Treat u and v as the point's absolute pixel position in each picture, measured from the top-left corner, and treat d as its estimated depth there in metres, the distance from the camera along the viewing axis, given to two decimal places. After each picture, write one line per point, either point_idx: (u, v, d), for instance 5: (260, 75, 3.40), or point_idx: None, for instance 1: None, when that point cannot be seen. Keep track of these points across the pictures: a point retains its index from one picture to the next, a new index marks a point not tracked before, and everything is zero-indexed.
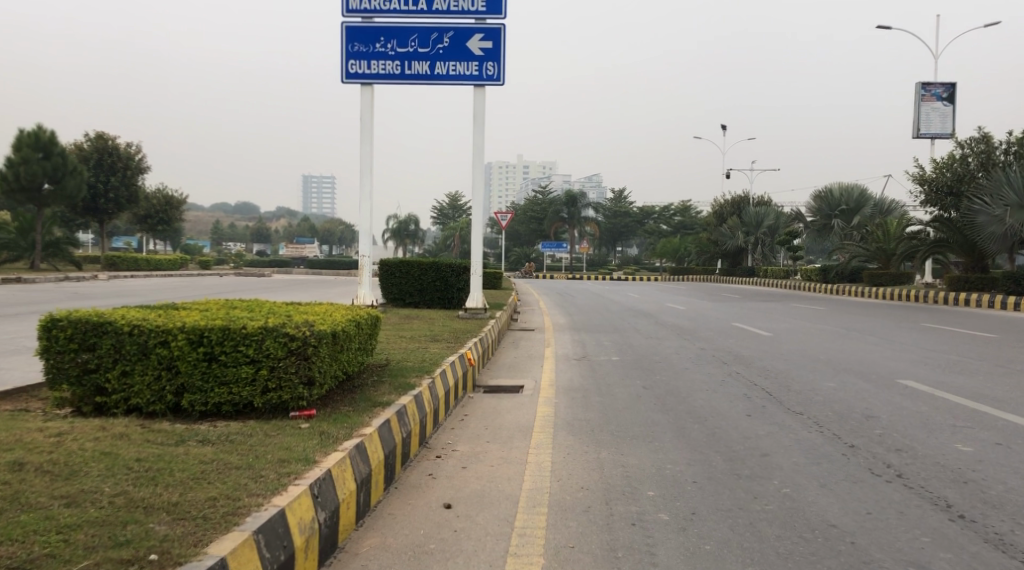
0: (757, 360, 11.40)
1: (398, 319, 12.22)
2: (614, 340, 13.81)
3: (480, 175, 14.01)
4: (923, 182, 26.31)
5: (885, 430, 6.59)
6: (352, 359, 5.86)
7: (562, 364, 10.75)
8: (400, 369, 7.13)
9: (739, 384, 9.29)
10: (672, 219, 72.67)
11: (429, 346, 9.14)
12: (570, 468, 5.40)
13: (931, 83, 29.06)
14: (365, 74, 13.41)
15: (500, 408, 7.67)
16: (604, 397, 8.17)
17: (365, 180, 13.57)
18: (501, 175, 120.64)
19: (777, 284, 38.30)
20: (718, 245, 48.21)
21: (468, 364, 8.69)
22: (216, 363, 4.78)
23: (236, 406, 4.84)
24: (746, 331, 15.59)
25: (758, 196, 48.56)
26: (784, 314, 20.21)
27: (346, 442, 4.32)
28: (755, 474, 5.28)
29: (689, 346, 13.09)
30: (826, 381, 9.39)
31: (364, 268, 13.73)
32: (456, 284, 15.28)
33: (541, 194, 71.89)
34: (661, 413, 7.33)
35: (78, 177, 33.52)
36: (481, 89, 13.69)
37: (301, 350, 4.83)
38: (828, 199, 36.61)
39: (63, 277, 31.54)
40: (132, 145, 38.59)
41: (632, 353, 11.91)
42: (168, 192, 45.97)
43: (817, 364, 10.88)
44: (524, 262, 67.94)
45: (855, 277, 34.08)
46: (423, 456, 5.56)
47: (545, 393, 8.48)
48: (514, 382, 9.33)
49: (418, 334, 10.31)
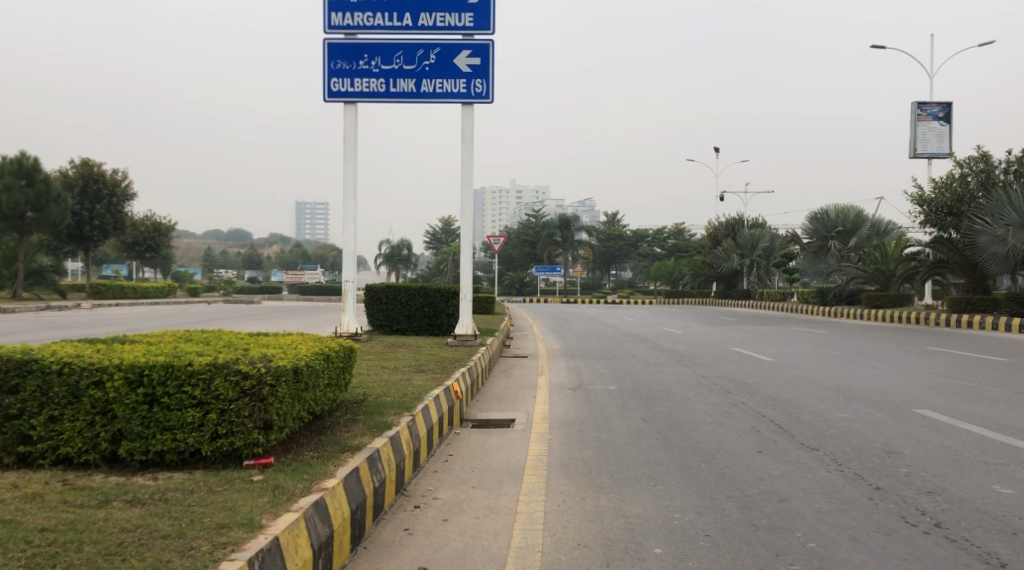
0: (762, 388, 10.79)
1: (383, 347, 11.59)
2: (610, 367, 13.18)
3: (469, 196, 13.47)
4: (922, 202, 25.92)
5: (911, 469, 5.99)
6: (320, 397, 5.25)
7: (556, 394, 10.13)
8: (377, 405, 6.50)
9: (746, 415, 8.68)
10: (666, 242, 72.41)
11: (412, 378, 8.51)
12: (565, 520, 4.77)
13: (927, 102, 28.79)
14: (348, 92, 12.90)
15: (488, 446, 7.03)
16: (602, 432, 7.57)
17: (348, 202, 13.03)
18: (495, 200, 120.55)
19: (773, 307, 37.73)
20: (713, 268, 47.77)
21: (455, 397, 8.08)
22: (158, 406, 4.18)
23: (181, 455, 4.22)
24: (748, 357, 14.97)
25: (753, 218, 48.25)
26: (784, 338, 19.61)
27: (302, 498, 3.69)
28: (775, 525, 4.66)
29: (689, 373, 12.48)
30: (839, 411, 8.77)
31: (348, 295, 13.12)
32: (446, 310, 14.70)
33: (535, 218, 71.45)
34: (665, 450, 6.72)
35: (63, 204, 32.91)
36: (470, 107, 13.19)
37: (256, 391, 4.24)
38: (824, 221, 36.26)
39: (45, 306, 30.76)
40: (119, 172, 38.07)
41: (630, 382, 11.31)
42: (156, 219, 45.34)
43: (826, 393, 10.29)
44: (517, 287, 67.20)
45: (853, 299, 33.60)
46: (399, 506, 4.93)
47: (537, 428, 7.86)
48: (504, 415, 8.69)
49: (402, 364, 9.67)
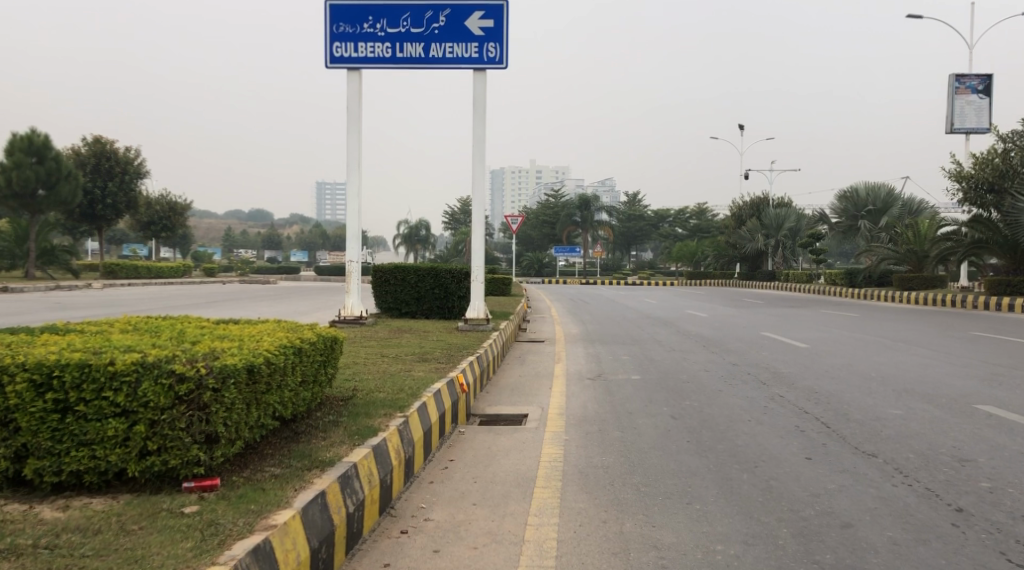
0: (799, 379, 9.84)
1: (387, 333, 10.73)
2: (633, 354, 12.26)
3: (481, 169, 12.53)
4: (961, 179, 24.62)
5: (995, 483, 5.05)
6: (290, 398, 4.42)
7: (574, 386, 9.21)
8: (366, 403, 5.64)
9: (787, 411, 7.78)
10: (688, 222, 71.15)
11: (413, 368, 7.63)
12: (584, 553, 3.91)
13: (965, 75, 27.45)
14: (352, 57, 12.02)
15: (496, 450, 6.15)
16: (625, 432, 6.69)
17: (352, 176, 12.17)
18: (514, 180, 119.44)
19: (800, 288, 36.47)
20: (737, 248, 46.61)
21: (460, 390, 7.20)
22: (72, 416, 3.34)
23: (102, 475, 3.39)
24: (779, 343, 13.98)
25: (778, 197, 46.95)
26: (813, 322, 18.55)
27: (237, 543, 2.82)
28: (843, 563, 3.77)
29: (718, 360, 11.56)
30: (891, 407, 7.82)
31: (352, 275, 12.28)
32: (457, 292, 13.81)
33: (554, 197, 70.29)
34: (700, 456, 5.82)
35: (74, 182, 32.37)
36: (482, 74, 12.24)
37: (194, 397, 3.39)
38: (853, 199, 35.01)
39: (55, 286, 30.22)
40: (132, 149, 37.42)
41: (655, 371, 10.44)
42: (172, 198, 44.79)
43: (871, 384, 9.36)
44: (536, 267, 66.13)
45: (884, 281, 32.39)
46: (381, 533, 4.07)
47: (552, 426, 6.99)
48: (516, 410, 7.83)
49: (404, 352, 8.80)
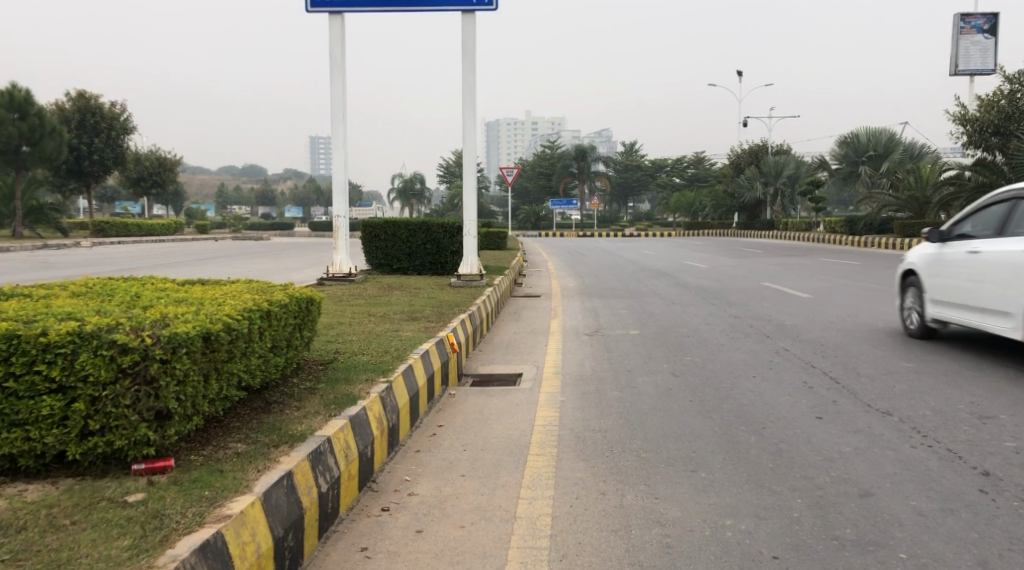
0: (805, 331, 9.48)
1: (376, 290, 10.34)
2: (631, 308, 11.90)
3: (472, 117, 12.00)
4: (966, 122, 24.00)
5: (1021, 444, 4.71)
6: (259, 366, 4.04)
7: (570, 343, 8.85)
8: (347, 367, 5.27)
9: (792, 366, 7.43)
10: (685, 172, 70.38)
11: (400, 328, 7.24)
12: (580, 531, 3.57)
13: (971, 14, 26.76)
14: (333, 1, 11.42)
15: (487, 414, 5.79)
16: (624, 392, 6.36)
17: (337, 127, 11.66)
18: (509, 131, 117.93)
19: (799, 237, 36.07)
20: (735, 197, 46.10)
21: (450, 350, 6.83)
22: (2, 394, 2.96)
23: (41, 459, 3.03)
24: (781, 293, 13.59)
25: (777, 145, 46.23)
26: (815, 271, 18.16)
27: (183, 540, 2.46)
28: (866, 538, 3.44)
29: (719, 313, 11.19)
30: (901, 360, 7.49)
31: (340, 230, 11.84)
32: (450, 247, 13.41)
33: (550, 148, 69.39)
34: (704, 418, 5.48)
35: (59, 138, 31.60)
36: (471, 16, 11.64)
37: (141, 370, 2.99)
38: (854, 145, 34.37)
39: (43, 245, 29.68)
40: (117, 104, 36.56)
41: (654, 325, 10.08)
42: (161, 153, 43.97)
43: (878, 335, 9.01)
44: (533, 220, 65.44)
45: (884, 229, 31.96)
46: (359, 511, 3.73)
47: (548, 387, 6.63)
48: (509, 369, 7.47)
49: (392, 311, 8.42)
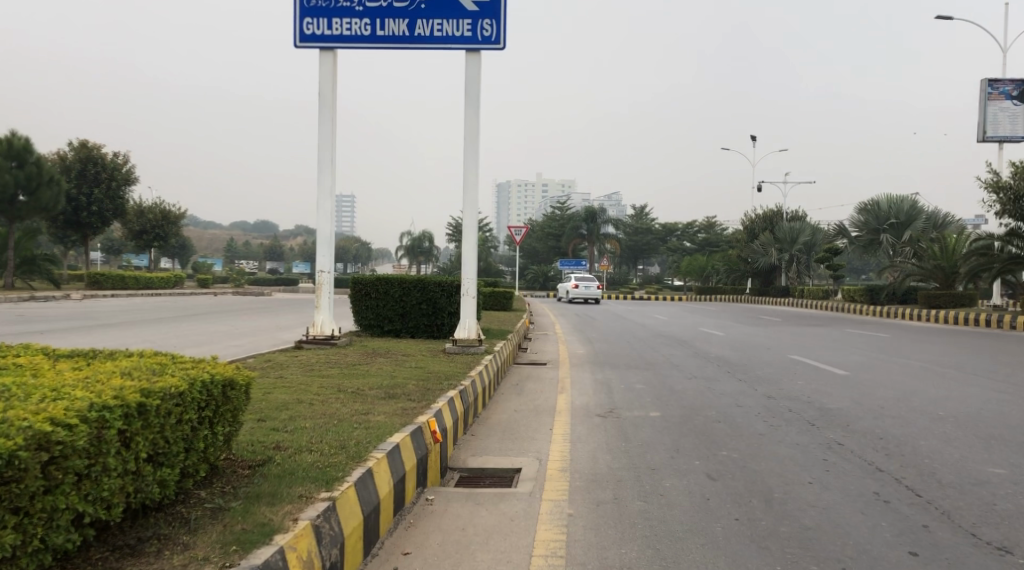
0: (854, 418, 8.07)
1: (357, 357, 9.03)
2: (647, 382, 10.55)
3: (474, 162, 10.81)
4: (998, 189, 22.27)
5: None
6: (120, 488, 2.71)
7: (579, 426, 7.48)
8: (284, 472, 3.93)
9: (855, 467, 6.03)
10: (696, 237, 69.44)
11: (372, 409, 5.90)
12: None
13: (999, 79, 25.78)
14: (325, 35, 10.41)
15: (471, 534, 4.41)
16: (649, 503, 4.99)
17: (325, 174, 10.54)
18: (521, 194, 117.29)
19: (815, 305, 34.65)
20: (748, 263, 44.91)
21: (432, 440, 5.47)
22: None
23: None
24: (813, 369, 12.19)
25: (792, 211, 45.14)
26: (846, 342, 16.74)
27: None
28: None
29: (749, 391, 9.82)
30: (988, 464, 6.08)
31: (323, 287, 10.58)
32: (447, 308, 12.13)
33: (560, 210, 68.78)
34: (760, 556, 4.10)
35: (56, 187, 30.75)
36: (476, 56, 10.59)
37: None
38: (874, 212, 33.15)
39: (30, 297, 28.48)
40: (120, 155, 35.89)
41: (676, 405, 8.71)
42: (165, 206, 43.03)
43: (943, 427, 7.60)
44: (541, 280, 64.39)
45: (908, 299, 30.50)
46: None
47: (552, 492, 5.24)
48: (506, 461, 6.09)
49: (368, 384, 7.09)
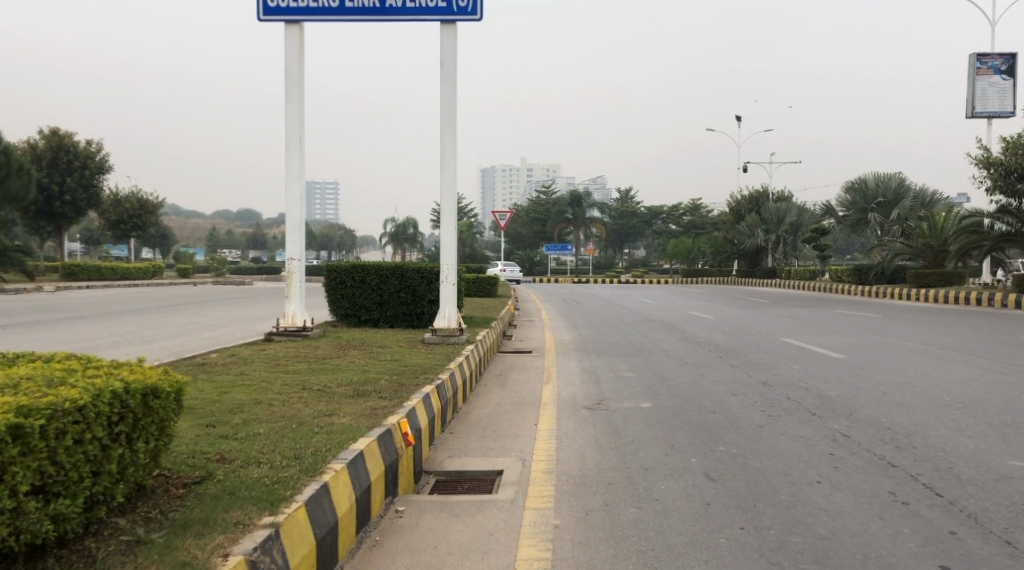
0: (856, 407, 7.60)
1: (328, 349, 8.48)
2: (636, 370, 10.05)
3: (451, 139, 10.21)
4: (989, 165, 21.89)
5: None
6: None
7: (567, 420, 6.97)
8: (224, 493, 3.39)
9: (865, 462, 5.55)
10: (681, 219, 69.02)
11: (338, 409, 5.36)
12: None
13: (987, 54, 25.36)
14: (289, 8, 9.76)
15: (444, 553, 3.89)
16: (644, 511, 4.49)
17: (292, 155, 9.94)
18: (505, 178, 116.35)
19: (802, 286, 34.30)
20: (735, 245, 44.53)
21: (404, 445, 4.93)
22: None
23: None
24: (808, 352, 11.74)
25: (778, 191, 44.73)
26: (839, 324, 16.29)
27: None
28: None
29: (743, 378, 9.33)
30: (1007, 456, 5.62)
31: (293, 276, 9.99)
32: (427, 295, 11.59)
33: (544, 193, 68.21)
34: None
35: (26, 176, 29.85)
36: (451, 29, 9.98)
37: None
38: (862, 191, 32.73)
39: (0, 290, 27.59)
40: (93, 143, 34.94)
41: (668, 395, 8.22)
42: (142, 195, 42.07)
43: (951, 415, 7.14)
44: (527, 265, 63.85)
45: (896, 279, 30.17)
46: None
47: (537, 500, 4.72)
48: (487, 463, 5.56)
49: (337, 380, 6.54)
